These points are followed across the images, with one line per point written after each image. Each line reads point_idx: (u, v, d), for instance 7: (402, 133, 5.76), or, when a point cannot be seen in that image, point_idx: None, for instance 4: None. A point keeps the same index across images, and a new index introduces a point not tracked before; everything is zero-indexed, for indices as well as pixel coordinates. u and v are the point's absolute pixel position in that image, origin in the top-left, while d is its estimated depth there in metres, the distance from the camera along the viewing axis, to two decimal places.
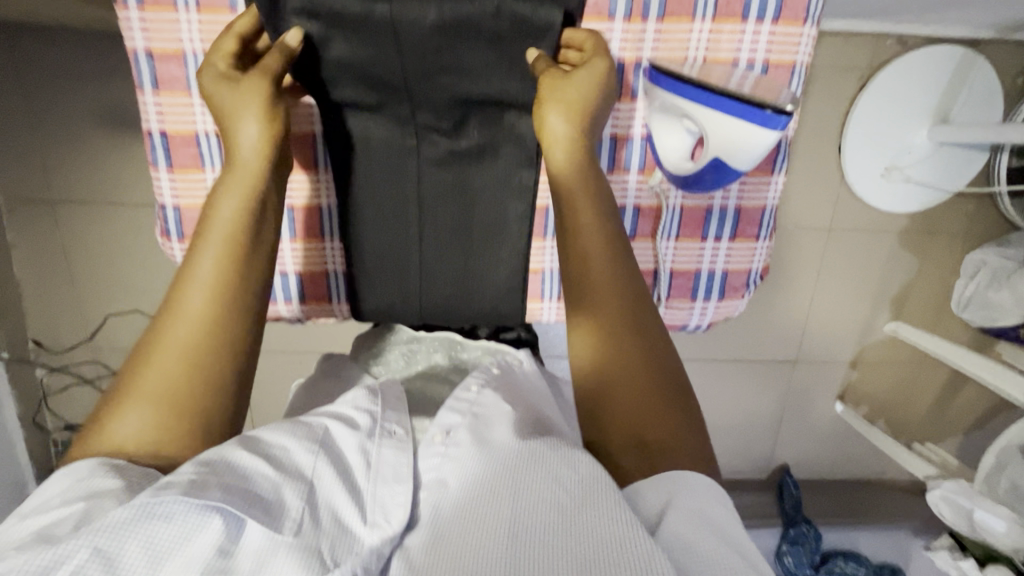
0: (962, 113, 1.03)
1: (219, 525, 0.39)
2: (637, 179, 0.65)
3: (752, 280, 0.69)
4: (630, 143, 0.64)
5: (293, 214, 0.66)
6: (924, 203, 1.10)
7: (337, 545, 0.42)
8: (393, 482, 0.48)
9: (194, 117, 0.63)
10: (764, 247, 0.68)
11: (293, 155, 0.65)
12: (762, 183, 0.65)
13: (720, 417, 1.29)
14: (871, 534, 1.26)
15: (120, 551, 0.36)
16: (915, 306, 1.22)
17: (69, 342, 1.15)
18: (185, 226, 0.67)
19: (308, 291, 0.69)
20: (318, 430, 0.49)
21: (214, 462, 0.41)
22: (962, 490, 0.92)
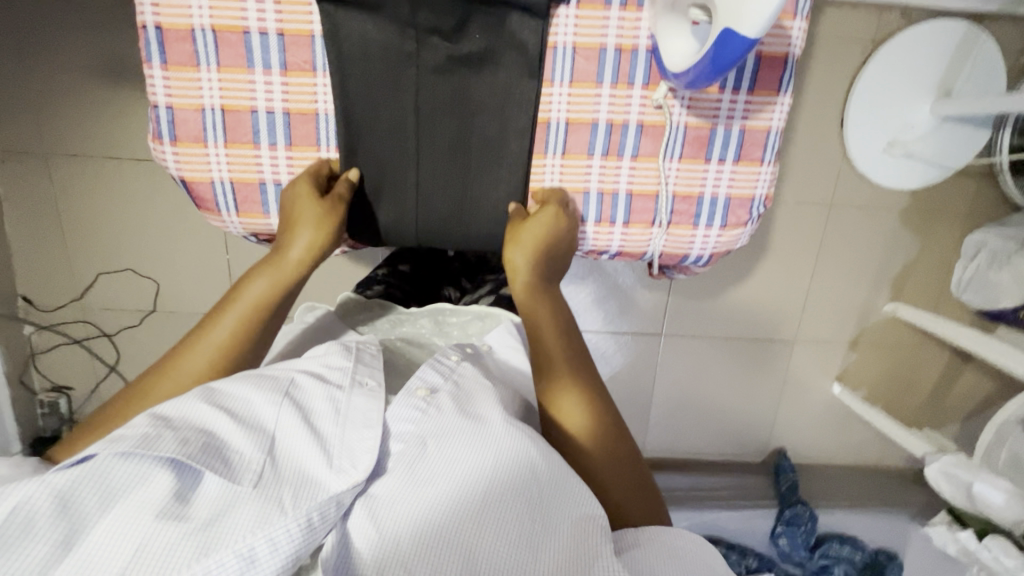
0: (966, 87, 1.02)
1: (173, 474, 0.43)
2: (642, 95, 0.64)
3: (755, 210, 0.69)
4: (635, 55, 0.63)
5: (290, 120, 0.64)
6: (925, 179, 1.10)
7: (299, 492, 0.45)
8: (362, 427, 0.51)
9: (190, 10, 0.60)
10: (768, 173, 0.68)
11: (292, 55, 0.62)
12: (768, 103, 0.65)
13: (716, 398, 1.28)
14: (868, 519, 1.24)
15: (75, 491, 0.41)
16: (914, 288, 1.22)
17: (60, 301, 1.13)
18: (178, 128, 0.64)
19: None
20: (282, 381, 0.53)
21: (168, 421, 0.46)
22: (961, 463, 0.92)
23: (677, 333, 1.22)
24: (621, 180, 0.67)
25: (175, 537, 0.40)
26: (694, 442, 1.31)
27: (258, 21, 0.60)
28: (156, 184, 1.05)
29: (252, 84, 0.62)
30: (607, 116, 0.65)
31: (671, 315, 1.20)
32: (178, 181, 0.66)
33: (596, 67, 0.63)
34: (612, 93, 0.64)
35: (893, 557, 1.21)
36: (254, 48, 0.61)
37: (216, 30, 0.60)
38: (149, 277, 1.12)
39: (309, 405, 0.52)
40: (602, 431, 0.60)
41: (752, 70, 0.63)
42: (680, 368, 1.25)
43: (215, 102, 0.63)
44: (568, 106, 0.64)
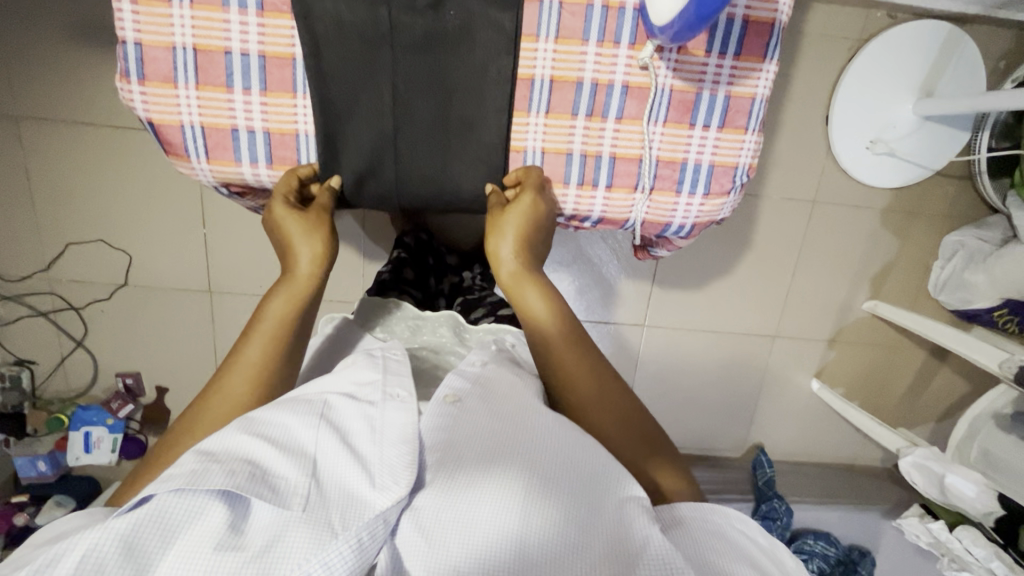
0: (947, 88, 1.04)
1: (225, 504, 0.44)
2: (627, 55, 0.59)
3: (739, 179, 0.64)
4: (622, 13, 0.57)
5: (265, 64, 0.57)
6: (907, 179, 1.11)
7: (347, 512, 0.45)
8: (399, 442, 0.51)
9: None
10: (752, 142, 0.63)
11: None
12: (753, 69, 0.60)
13: (696, 391, 1.28)
14: (843, 515, 1.25)
15: (136, 534, 0.40)
16: (894, 287, 1.23)
17: (25, 271, 1.09)
18: (145, 66, 0.56)
19: (275, 154, 0.61)
20: (316, 403, 0.54)
21: (214, 454, 0.46)
22: (933, 456, 0.91)
23: (659, 325, 1.22)
24: (604, 143, 0.62)
25: (239, 566, 0.40)
26: (673, 435, 1.31)
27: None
28: (132, 153, 1.02)
29: (227, 23, 0.55)
30: (593, 75, 0.59)
31: (654, 306, 1.20)
32: (145, 125, 0.59)
33: (582, 24, 0.57)
34: (597, 52, 0.58)
35: (865, 553, 1.24)
36: None
37: None
38: (122, 250, 1.09)
39: (344, 426, 0.53)
40: (614, 400, 0.59)
41: (737, 34, 0.59)
42: (662, 360, 1.25)
43: (187, 42, 0.55)
44: (553, 62, 0.59)
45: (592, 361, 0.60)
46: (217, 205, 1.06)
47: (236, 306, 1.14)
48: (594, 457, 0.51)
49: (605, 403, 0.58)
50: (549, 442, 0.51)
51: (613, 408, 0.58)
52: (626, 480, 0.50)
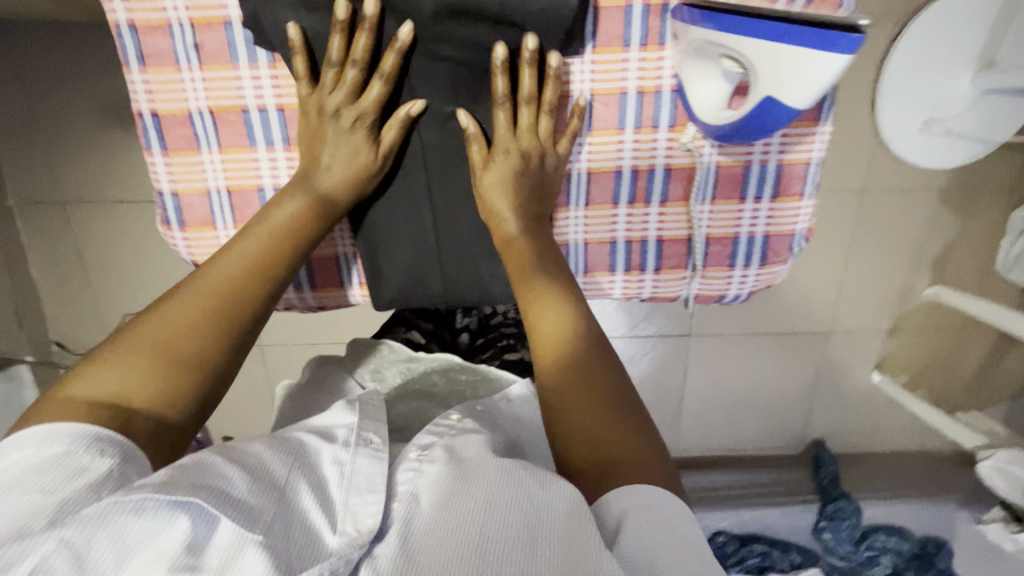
0: (1010, 57, 0.94)
1: (190, 519, 0.38)
2: (666, 137, 0.65)
3: (796, 244, 0.69)
4: (658, 96, 0.63)
5: None
6: (964, 158, 1.03)
7: (300, 553, 0.40)
8: (366, 491, 0.45)
9: (186, 95, 0.64)
10: (809, 207, 0.67)
11: (292, 127, 0.66)
12: (806, 136, 0.64)
13: (750, 393, 1.25)
14: (915, 508, 1.21)
15: (88, 546, 0.35)
16: (957, 269, 1.16)
17: (91, 343, 1.15)
18: (185, 214, 0.68)
19: (319, 278, 0.72)
20: (290, 443, 0.47)
21: (187, 464, 0.41)
22: (1016, 459, 0.89)
23: (705, 332, 1.19)
24: (649, 228, 0.68)
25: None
26: (730, 438, 1.29)
27: (257, 98, 0.64)
28: None
29: (255, 161, 0.66)
30: (632, 162, 0.66)
31: (699, 313, 1.17)
32: (190, 261, 0.71)
33: (617, 112, 0.64)
34: (635, 138, 0.65)
35: (942, 544, 1.19)
36: (253, 124, 0.65)
37: (213, 110, 0.64)
38: None
39: (314, 471, 0.47)
40: (594, 386, 0.51)
41: None
42: (712, 367, 1.22)
43: (219, 184, 0.67)
44: (589, 156, 0.66)
45: (578, 336, 0.55)
46: None
47: (284, 356, 1.17)
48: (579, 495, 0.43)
49: (580, 390, 0.50)
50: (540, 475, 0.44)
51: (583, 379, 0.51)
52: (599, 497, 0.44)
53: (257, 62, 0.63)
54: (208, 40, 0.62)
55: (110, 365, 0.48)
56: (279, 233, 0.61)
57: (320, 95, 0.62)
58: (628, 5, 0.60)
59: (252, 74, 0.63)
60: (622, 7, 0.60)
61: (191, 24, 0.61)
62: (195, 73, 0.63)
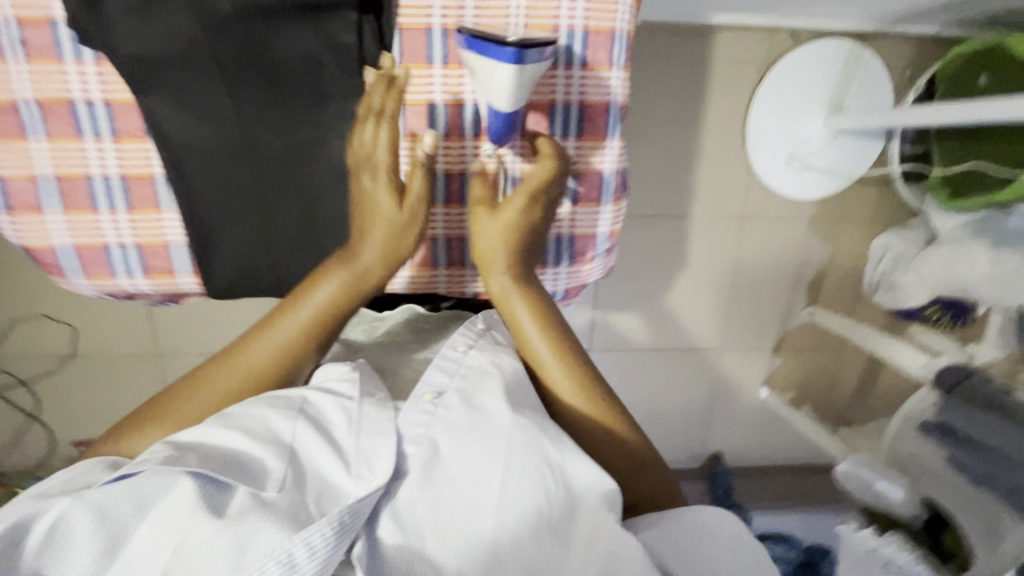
0: (854, 104, 1.08)
1: (197, 481, 0.45)
2: (473, 146, 0.65)
3: (602, 245, 0.70)
4: (462, 108, 0.63)
5: (127, 184, 0.60)
6: (826, 190, 1.15)
7: (323, 495, 0.48)
8: (377, 435, 0.52)
9: (10, 86, 0.55)
10: (608, 211, 0.68)
11: (122, 122, 0.58)
12: (595, 147, 0.65)
13: (650, 408, 1.30)
14: (799, 518, 1.29)
15: (108, 503, 0.43)
16: (829, 292, 1.27)
17: None
18: (13, 198, 0.59)
19: (150, 262, 0.63)
20: (295, 400, 0.54)
21: (191, 444, 0.48)
22: (863, 462, 0.98)
23: (606, 349, 1.24)
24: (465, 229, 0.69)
25: (210, 534, 0.42)
26: None
27: (83, 91, 0.56)
28: None
29: (84, 152, 0.58)
30: (443, 167, 0.66)
31: (600, 330, 1.23)
32: (19, 249, 0.61)
33: (427, 121, 0.63)
34: (444, 145, 0.65)
35: (827, 553, 1.23)
36: (82, 117, 0.57)
37: (41, 103, 0.56)
38: (66, 321, 1.09)
39: (325, 419, 0.54)
40: (592, 403, 0.61)
41: (575, 118, 0.64)
42: (614, 382, 1.27)
43: (48, 174, 0.58)
44: (406, 157, 0.65)
45: (587, 386, 0.62)
46: None
47: (182, 367, 1.14)
48: (573, 452, 0.53)
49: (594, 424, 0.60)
50: (526, 426, 0.53)
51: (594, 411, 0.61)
52: (600, 475, 0.53)
53: (84, 59, 0.55)
54: (33, 36, 0.54)
55: (169, 410, 0.55)
56: (318, 318, 0.60)
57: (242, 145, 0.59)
58: (428, 28, 0.60)
59: (83, 71, 0.56)
60: (423, 30, 0.60)
61: (16, 20, 0.54)
62: (21, 67, 0.55)
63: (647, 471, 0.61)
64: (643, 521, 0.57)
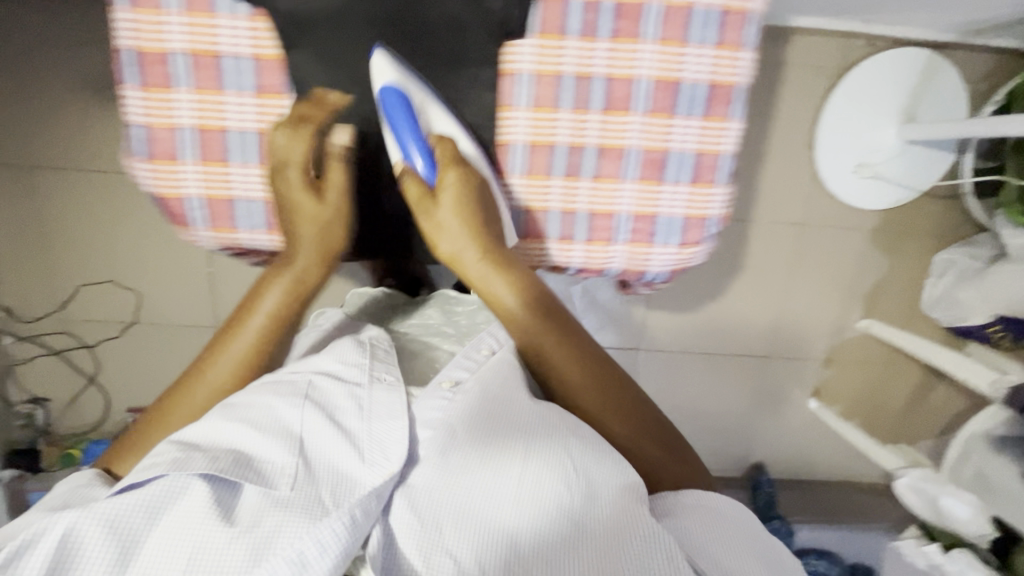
0: (928, 113, 1.06)
1: (209, 484, 0.46)
2: (600, 120, 0.66)
3: (710, 226, 0.70)
4: (592, 83, 0.64)
5: (258, 139, 0.66)
6: (892, 201, 1.13)
7: (338, 489, 0.47)
8: (388, 419, 0.53)
9: (167, 39, 0.61)
10: (722, 195, 0.69)
11: (263, 79, 0.64)
12: (718, 128, 0.66)
13: (695, 412, 1.29)
14: (840, 533, 1.25)
15: (120, 513, 0.43)
16: (887, 305, 1.24)
17: (40, 312, 1.11)
18: (154, 146, 0.65)
19: (273, 218, 0.69)
20: (301, 383, 0.55)
21: (198, 444, 0.48)
22: (929, 478, 0.94)
23: (654, 348, 1.23)
24: (580, 199, 0.68)
25: (226, 541, 0.42)
26: None
27: (231, 48, 0.62)
28: (138, 200, 1.05)
29: (224, 104, 0.65)
30: (566, 139, 0.66)
31: (649, 330, 1.22)
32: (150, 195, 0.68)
33: (556, 92, 0.65)
34: (570, 117, 0.66)
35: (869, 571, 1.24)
36: (227, 73, 0.63)
37: (192, 56, 0.62)
38: (131, 288, 1.10)
39: (334, 404, 0.54)
40: (601, 397, 0.59)
41: (699, 99, 0.65)
42: (660, 382, 1.26)
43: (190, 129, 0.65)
44: (530, 129, 0.66)
45: (575, 353, 0.60)
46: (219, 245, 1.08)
47: None
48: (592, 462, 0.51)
49: (588, 386, 0.59)
50: (529, 429, 0.53)
51: (589, 371, 0.60)
52: (626, 468, 0.54)
53: (238, 15, 0.61)
54: None
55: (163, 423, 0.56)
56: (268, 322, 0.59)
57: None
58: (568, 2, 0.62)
59: (236, 30, 0.62)
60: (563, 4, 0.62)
61: None
62: (178, 20, 0.61)
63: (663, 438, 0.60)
64: (669, 504, 0.56)
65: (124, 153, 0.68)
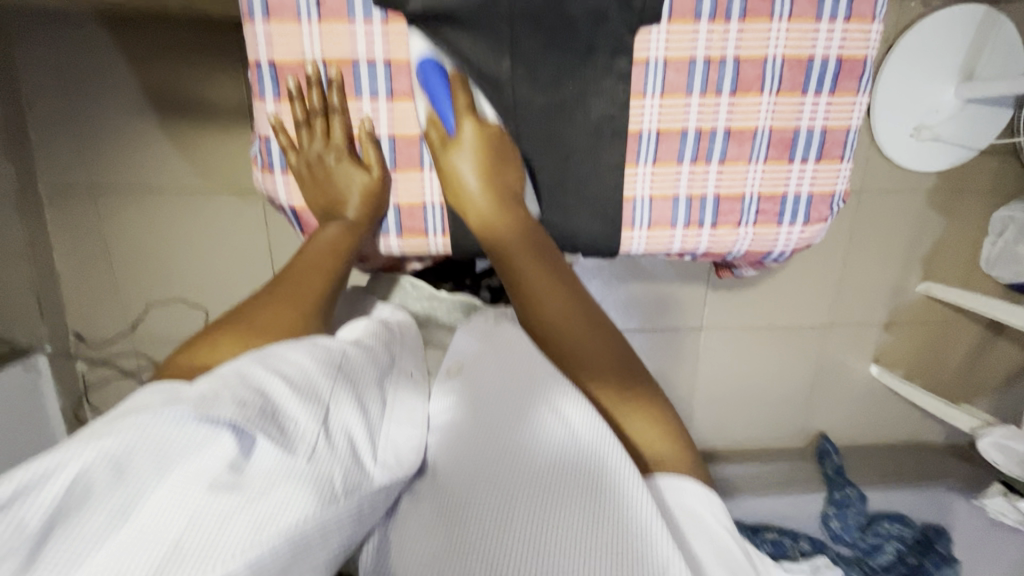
0: (988, 69, 1.05)
1: (235, 437, 0.38)
2: (729, 102, 0.59)
3: (836, 205, 0.64)
4: (723, 65, 0.58)
5: (395, 144, 0.61)
6: (953, 160, 1.12)
7: (349, 475, 0.41)
8: (409, 425, 0.49)
9: (302, 47, 0.57)
10: (847, 170, 0.63)
11: (398, 82, 0.58)
12: (847, 103, 0.60)
13: (758, 385, 1.30)
14: (912, 494, 1.26)
15: (128, 455, 0.35)
16: (945, 267, 1.24)
17: (110, 335, 1.12)
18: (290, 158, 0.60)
19: (405, 222, 0.63)
20: (334, 352, 0.47)
21: (225, 379, 0.40)
22: (1011, 435, 0.94)
23: (716, 325, 1.24)
24: (709, 184, 0.61)
25: (233, 509, 0.35)
26: (739, 431, 1.33)
27: (367, 51, 0.57)
28: (200, 216, 1.06)
29: (359, 112, 0.60)
30: (696, 124, 0.60)
31: (710, 308, 1.23)
32: (286, 211, 0.63)
33: (686, 79, 0.58)
34: (700, 102, 0.59)
35: (942, 531, 1.25)
36: (363, 78, 0.58)
37: (328, 63, 0.57)
38: (199, 304, 1.11)
39: (360, 386, 0.47)
40: (574, 321, 0.53)
41: (831, 73, 0.59)
42: (722, 359, 1.27)
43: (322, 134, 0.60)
44: (659, 116, 0.59)
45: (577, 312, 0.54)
46: (285, 256, 1.09)
47: None
48: (574, 419, 0.44)
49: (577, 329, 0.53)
50: (534, 391, 0.47)
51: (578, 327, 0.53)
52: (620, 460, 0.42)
53: (372, 18, 0.56)
54: None
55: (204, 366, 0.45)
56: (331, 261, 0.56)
57: (307, 147, 0.59)
58: None
59: (370, 30, 0.56)
60: None
61: None
62: (314, 27, 0.56)
63: (657, 413, 0.50)
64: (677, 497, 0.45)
65: (253, 168, 0.64)
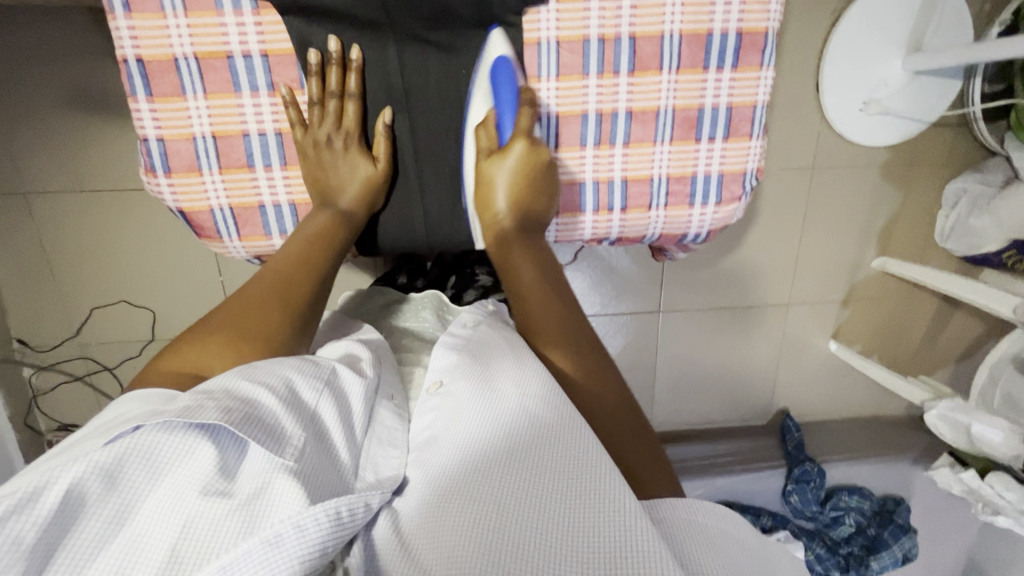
0: (935, 40, 1.04)
1: (216, 445, 0.39)
2: (628, 82, 0.61)
3: (748, 183, 0.67)
4: (618, 43, 0.60)
5: (282, 139, 0.63)
6: (904, 134, 1.11)
7: (326, 488, 0.41)
8: (388, 446, 0.49)
9: (171, 41, 0.57)
10: (758, 146, 0.65)
11: (278, 74, 0.60)
12: (751, 79, 0.63)
13: (719, 366, 1.30)
14: (874, 467, 1.27)
15: (121, 465, 0.36)
16: (901, 240, 1.24)
17: (56, 339, 1.09)
18: (171, 159, 0.61)
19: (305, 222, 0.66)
20: (324, 368, 0.48)
21: (207, 391, 0.41)
22: (959, 407, 0.93)
23: (674, 308, 1.24)
24: (615, 167, 0.64)
25: (223, 513, 0.36)
26: (703, 411, 1.34)
27: (241, 43, 0.58)
28: (138, 215, 1.03)
29: (241, 108, 0.61)
30: (597, 106, 0.62)
31: (668, 290, 1.22)
32: (176, 213, 0.64)
33: (581, 58, 0.61)
34: (598, 83, 0.61)
35: (900, 501, 1.26)
36: (240, 71, 0.59)
37: (199, 57, 0.58)
38: (145, 305, 1.09)
39: (348, 403, 0.48)
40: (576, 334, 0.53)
41: (732, 46, 0.61)
42: (683, 341, 1.27)
43: (205, 130, 0.61)
44: (557, 99, 0.62)
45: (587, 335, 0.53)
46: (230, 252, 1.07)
47: None
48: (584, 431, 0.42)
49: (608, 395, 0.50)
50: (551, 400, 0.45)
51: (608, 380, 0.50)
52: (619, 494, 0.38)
53: (241, 9, 0.57)
54: None
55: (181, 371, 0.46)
56: (309, 241, 0.59)
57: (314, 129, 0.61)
58: None
59: (241, 21, 0.57)
60: None
61: None
62: (181, 20, 0.57)
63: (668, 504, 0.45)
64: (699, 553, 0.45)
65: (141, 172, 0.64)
